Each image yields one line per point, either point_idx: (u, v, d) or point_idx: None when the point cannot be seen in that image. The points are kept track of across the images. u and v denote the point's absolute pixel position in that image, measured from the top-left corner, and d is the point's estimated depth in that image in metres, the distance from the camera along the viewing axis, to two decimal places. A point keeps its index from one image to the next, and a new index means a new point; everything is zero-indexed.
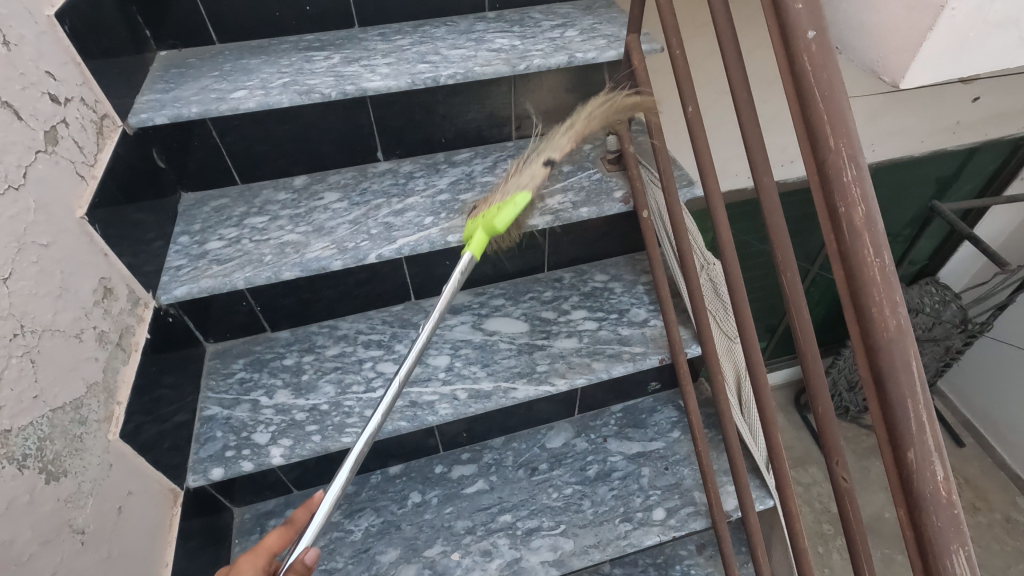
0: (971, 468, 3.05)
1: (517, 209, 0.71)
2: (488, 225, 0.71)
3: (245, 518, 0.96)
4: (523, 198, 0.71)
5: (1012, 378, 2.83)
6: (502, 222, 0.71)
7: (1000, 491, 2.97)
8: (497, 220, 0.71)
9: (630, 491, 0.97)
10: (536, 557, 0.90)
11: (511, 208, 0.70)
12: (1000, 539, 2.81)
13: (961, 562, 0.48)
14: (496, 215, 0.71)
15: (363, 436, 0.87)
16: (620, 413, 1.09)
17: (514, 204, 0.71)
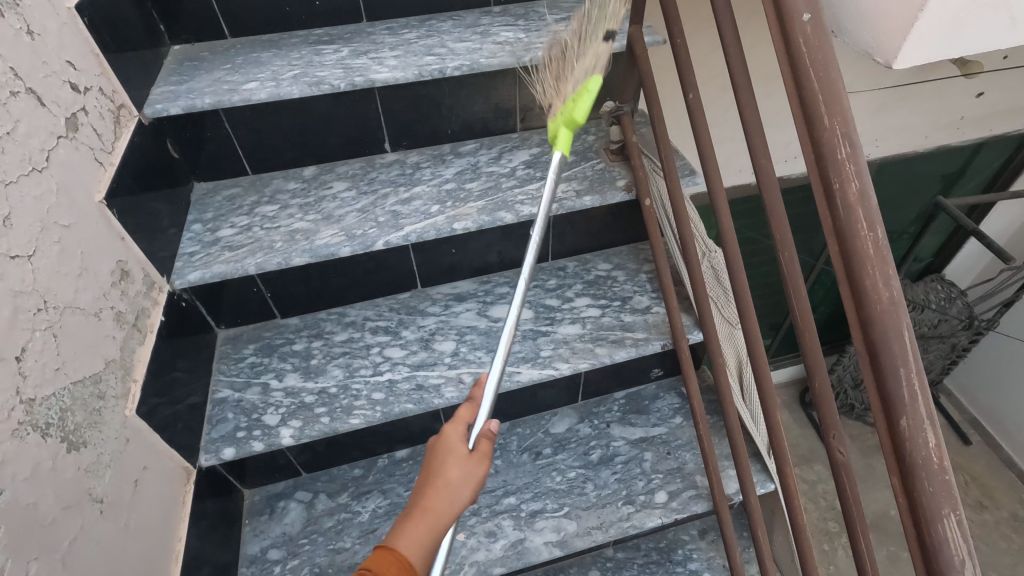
0: (978, 466, 3.05)
1: (592, 96, 0.73)
2: (569, 120, 0.76)
3: (256, 500, 0.98)
4: (595, 83, 0.73)
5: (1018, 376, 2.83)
6: (581, 114, 0.75)
7: (1008, 489, 2.96)
8: (577, 113, 0.74)
9: (633, 475, 0.99)
10: (540, 538, 0.92)
11: (586, 98, 0.73)
12: (1007, 538, 2.80)
13: (952, 528, 0.49)
14: (577, 105, 0.75)
15: (371, 417, 0.89)
16: (623, 399, 1.10)
17: (588, 92, 0.73)
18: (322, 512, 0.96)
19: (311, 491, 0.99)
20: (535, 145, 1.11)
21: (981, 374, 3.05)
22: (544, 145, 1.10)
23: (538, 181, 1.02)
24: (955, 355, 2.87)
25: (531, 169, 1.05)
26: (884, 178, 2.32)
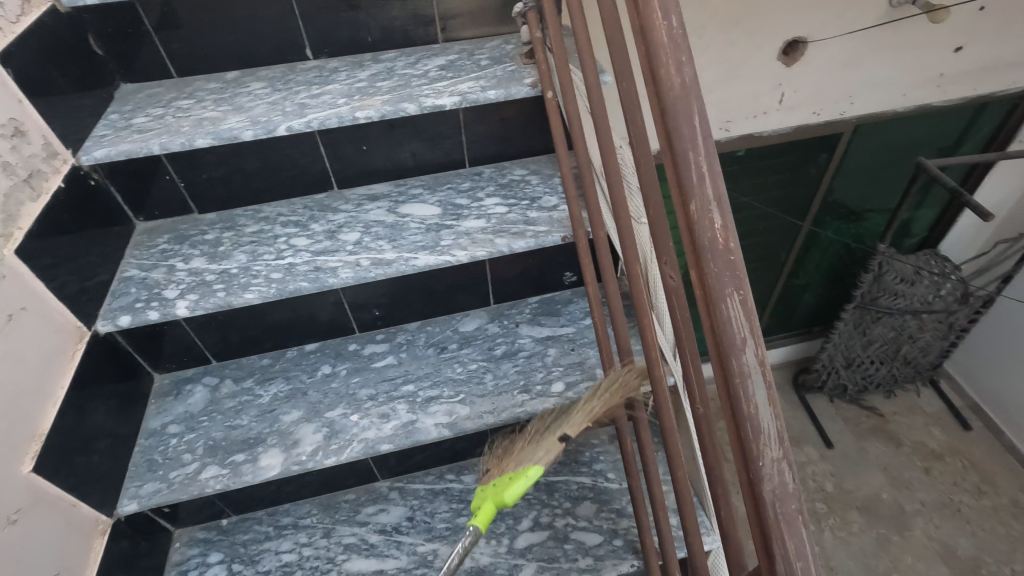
0: (978, 452, 2.84)
1: (524, 485, 0.71)
2: (498, 498, 0.71)
3: (166, 383, 1.02)
4: (535, 471, 0.72)
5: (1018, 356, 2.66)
6: (511, 496, 0.70)
7: (1008, 476, 2.74)
8: (507, 494, 0.70)
9: (533, 367, 0.99)
10: (431, 420, 0.92)
11: (520, 481, 0.71)
12: (1006, 524, 2.59)
13: (735, 307, 0.49)
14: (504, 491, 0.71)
15: (265, 293, 0.91)
16: (536, 303, 1.11)
17: (525, 478, 0.72)
18: (225, 394, 0.99)
19: (219, 376, 1.02)
20: (453, 52, 1.12)
21: (983, 354, 2.86)
22: (461, 53, 1.11)
23: (447, 80, 1.02)
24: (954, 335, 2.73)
25: (443, 71, 1.06)
26: (862, 139, 2.28)
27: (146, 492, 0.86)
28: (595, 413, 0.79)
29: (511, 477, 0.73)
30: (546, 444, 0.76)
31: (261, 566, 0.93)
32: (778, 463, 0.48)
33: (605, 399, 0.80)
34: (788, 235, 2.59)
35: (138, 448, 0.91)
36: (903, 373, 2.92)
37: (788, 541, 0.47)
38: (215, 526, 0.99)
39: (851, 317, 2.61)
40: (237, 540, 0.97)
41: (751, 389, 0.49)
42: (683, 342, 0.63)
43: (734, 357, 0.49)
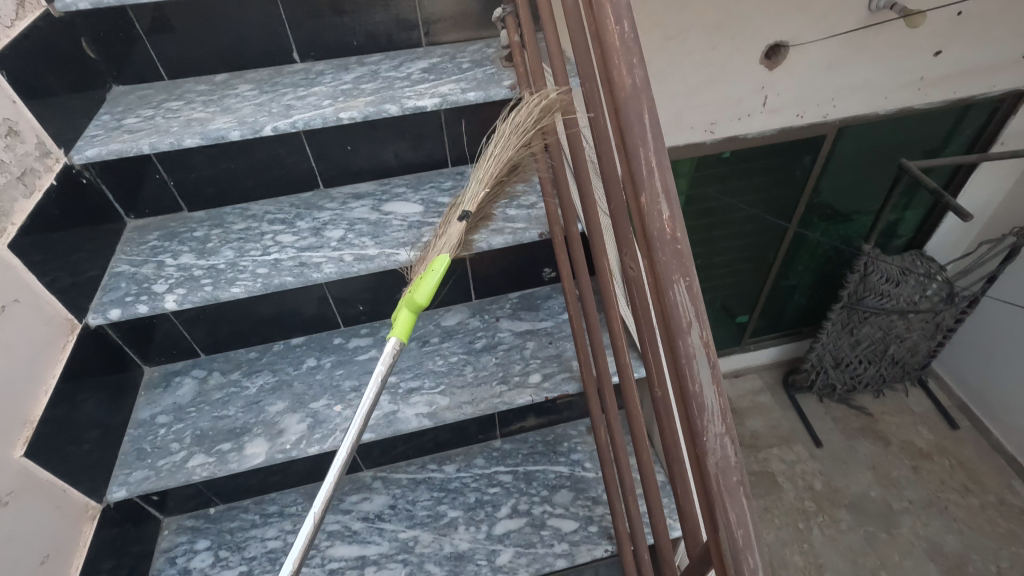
0: (966, 451, 2.87)
1: (432, 278, 0.70)
2: (411, 304, 0.71)
3: (155, 375, 1.05)
4: (440, 264, 0.70)
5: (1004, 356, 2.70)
6: (423, 294, 0.70)
7: (995, 474, 2.77)
8: (418, 296, 0.70)
9: (512, 359, 1.02)
10: (412, 410, 0.96)
11: (428, 277, 0.70)
12: (992, 522, 2.62)
13: (682, 293, 0.52)
14: (415, 290, 0.71)
15: (251, 287, 0.94)
16: (516, 298, 1.14)
17: (432, 272, 0.71)
18: (213, 386, 1.02)
19: (207, 369, 1.05)
20: (436, 55, 1.15)
21: (970, 354, 2.90)
22: (444, 56, 1.15)
23: (428, 83, 1.06)
24: (940, 335, 2.77)
25: (425, 74, 1.09)
26: (846, 142, 2.32)
27: (135, 479, 0.89)
28: (493, 174, 0.86)
29: (421, 277, 0.72)
30: (450, 231, 0.82)
31: (247, 551, 0.96)
32: (720, 437, 0.51)
33: (504, 145, 0.87)
34: (775, 235, 2.62)
35: (128, 437, 0.94)
36: (891, 373, 2.96)
37: (729, 511, 0.50)
38: (203, 514, 1.02)
39: (838, 317, 2.65)
40: (224, 527, 1.00)
41: (696, 368, 0.52)
42: (644, 328, 0.66)
43: (681, 338, 0.52)
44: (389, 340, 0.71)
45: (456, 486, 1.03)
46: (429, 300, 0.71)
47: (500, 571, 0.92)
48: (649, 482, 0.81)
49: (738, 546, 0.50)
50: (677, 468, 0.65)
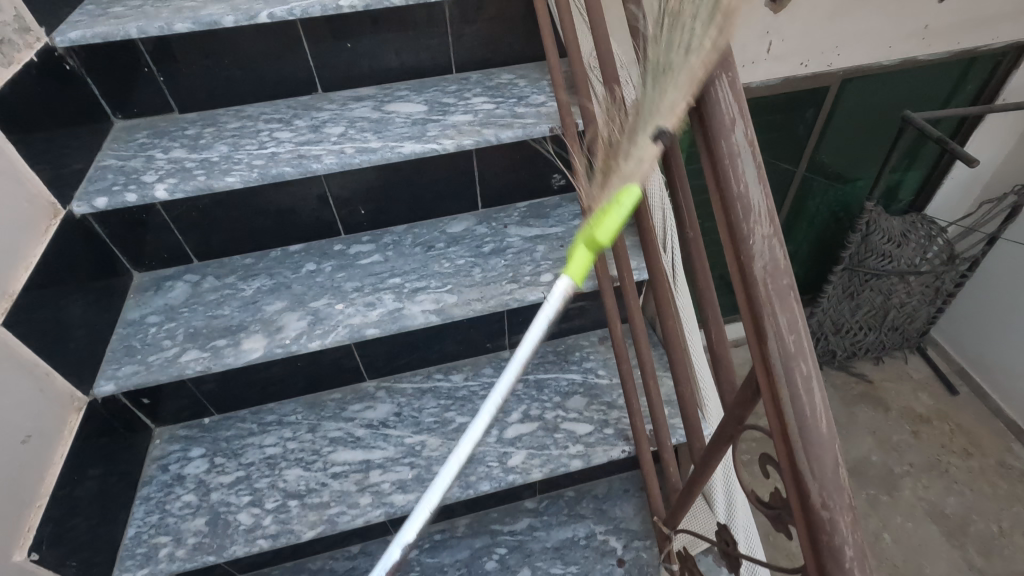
0: (964, 417, 2.78)
1: (623, 211, 0.48)
2: (590, 239, 0.49)
3: (145, 280, 0.99)
4: (632, 191, 0.47)
5: (1004, 321, 2.61)
6: (605, 233, 0.48)
7: (994, 439, 2.69)
8: (600, 232, 0.48)
9: (522, 262, 0.98)
10: (417, 307, 0.91)
11: (619, 206, 0.48)
12: (993, 484, 2.54)
13: (726, 84, 0.48)
14: (594, 223, 0.49)
15: (247, 177, 0.89)
16: (524, 207, 1.10)
17: (620, 203, 0.48)
18: (206, 288, 0.97)
19: (200, 274, 1.00)
20: None
21: (970, 320, 2.82)
22: None
23: None
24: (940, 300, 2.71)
25: None
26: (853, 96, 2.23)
27: (124, 373, 0.84)
28: None
29: (604, 208, 0.49)
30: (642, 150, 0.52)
31: (245, 458, 0.92)
32: (768, 239, 0.46)
33: None
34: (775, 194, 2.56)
35: (116, 336, 0.89)
36: (892, 340, 2.88)
37: (779, 318, 0.46)
38: (197, 424, 0.97)
39: (839, 279, 2.60)
40: (220, 436, 0.95)
41: (741, 167, 0.47)
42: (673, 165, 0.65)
43: (724, 136, 0.47)
44: (557, 281, 0.50)
45: (464, 395, 0.99)
46: (613, 241, 0.49)
47: (512, 471, 0.88)
48: (677, 355, 0.79)
49: (789, 355, 0.46)
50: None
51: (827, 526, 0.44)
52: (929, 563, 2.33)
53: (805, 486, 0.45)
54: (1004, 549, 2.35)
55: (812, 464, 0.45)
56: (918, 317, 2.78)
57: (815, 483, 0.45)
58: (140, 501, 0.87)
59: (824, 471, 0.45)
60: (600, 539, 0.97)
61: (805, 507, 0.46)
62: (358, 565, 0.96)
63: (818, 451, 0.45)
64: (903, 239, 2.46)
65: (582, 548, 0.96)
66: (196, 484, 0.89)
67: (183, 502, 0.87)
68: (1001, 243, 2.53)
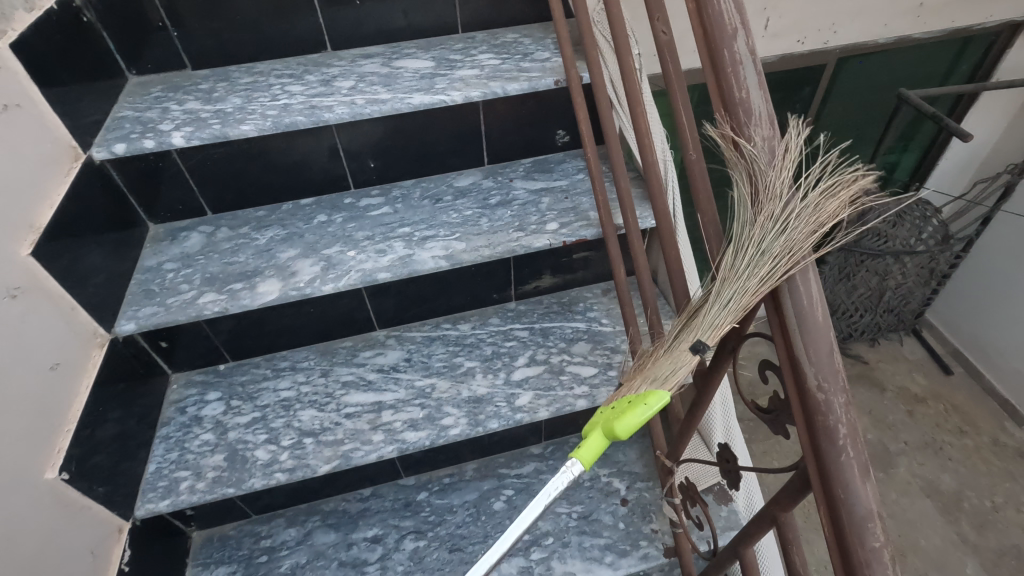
0: (959, 397, 2.80)
1: (645, 414, 0.57)
2: (609, 430, 0.58)
3: (161, 231, 1.02)
4: (662, 401, 0.57)
5: (997, 299, 2.64)
6: (623, 429, 0.57)
7: (989, 417, 2.71)
8: (620, 428, 0.57)
9: (528, 212, 1.01)
10: (428, 253, 0.94)
11: (641, 411, 0.57)
12: (987, 461, 2.56)
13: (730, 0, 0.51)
14: (620, 418, 0.58)
15: (261, 126, 0.91)
16: (529, 164, 1.13)
17: (644, 405, 0.58)
18: (221, 238, 0.99)
19: (214, 226, 1.02)
20: None
21: (964, 300, 2.83)
22: None
23: None
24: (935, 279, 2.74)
25: None
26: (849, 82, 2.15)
27: (144, 314, 0.87)
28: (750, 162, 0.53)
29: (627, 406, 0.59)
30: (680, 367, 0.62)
31: (260, 400, 0.94)
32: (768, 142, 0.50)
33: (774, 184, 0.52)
34: None
35: (135, 281, 0.92)
36: (887, 322, 2.90)
37: None
38: (212, 370, 1.00)
39: (837, 259, 2.60)
40: (235, 381, 0.98)
41: (743, 74, 0.50)
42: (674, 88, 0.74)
43: (726, 46, 0.51)
44: (570, 463, 0.58)
45: (472, 342, 1.02)
46: (629, 433, 0.58)
47: (520, 411, 0.91)
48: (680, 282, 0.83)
49: None
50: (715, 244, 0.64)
51: (822, 406, 0.47)
52: (923, 536, 2.36)
53: (801, 370, 0.48)
54: (997, 523, 2.38)
55: (808, 349, 0.48)
56: (914, 298, 2.80)
57: (811, 366, 0.48)
58: (160, 439, 0.89)
59: (819, 354, 0.48)
60: (604, 480, 1.00)
61: (801, 391, 0.49)
62: (369, 506, 0.99)
63: (814, 336, 0.48)
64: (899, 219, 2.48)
65: (587, 489, 0.99)
66: (213, 424, 0.91)
67: (202, 440, 0.89)
68: (998, 222, 2.56)
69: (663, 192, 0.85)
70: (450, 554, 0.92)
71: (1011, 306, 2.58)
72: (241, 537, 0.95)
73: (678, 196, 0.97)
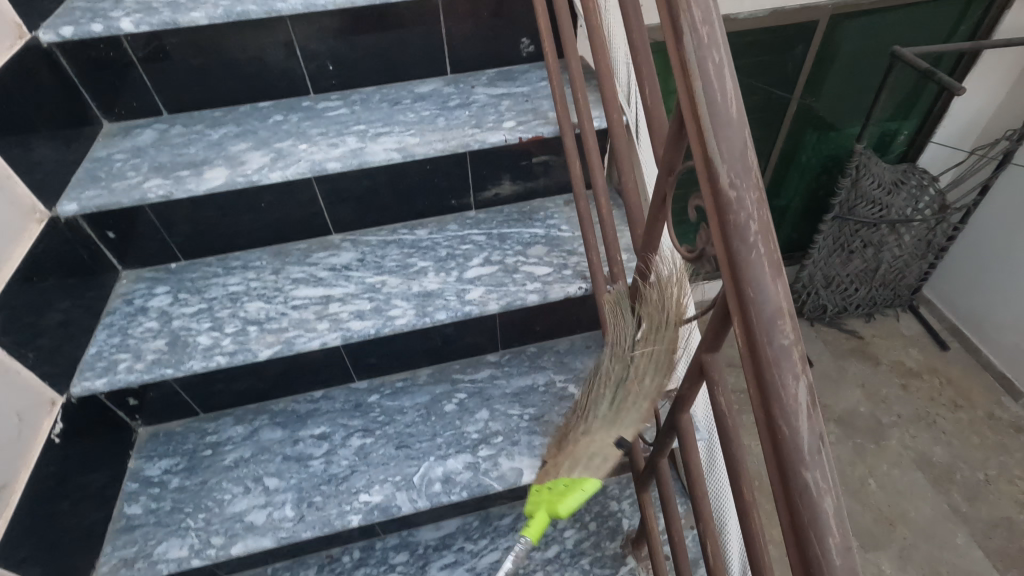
0: (953, 372, 2.73)
1: (584, 496, 0.70)
2: (552, 509, 0.70)
3: (115, 129, 1.00)
4: (594, 483, 0.70)
5: (998, 272, 2.55)
6: (566, 509, 0.69)
7: (982, 391, 2.65)
8: (561, 508, 0.69)
9: (486, 113, 0.98)
10: (380, 145, 0.91)
11: (580, 494, 0.69)
12: (982, 436, 2.49)
13: None
14: (563, 499, 0.70)
15: (212, 13, 0.89)
16: (493, 73, 1.10)
17: (581, 489, 0.70)
18: (174, 134, 0.98)
19: (168, 124, 1.01)
20: None
21: (963, 274, 2.74)
22: None
23: None
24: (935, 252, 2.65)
25: None
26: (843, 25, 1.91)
27: (88, 196, 0.85)
28: None
29: (567, 488, 0.71)
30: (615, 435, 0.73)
31: (208, 293, 0.93)
32: None
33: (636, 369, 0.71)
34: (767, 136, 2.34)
35: (83, 168, 0.90)
36: (880, 296, 2.83)
37: (692, 9, 0.46)
38: (164, 268, 0.99)
39: (829, 231, 2.51)
40: (185, 277, 0.96)
41: None
42: None
43: None
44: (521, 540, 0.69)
45: (428, 244, 1.00)
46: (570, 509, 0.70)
47: (469, 304, 0.89)
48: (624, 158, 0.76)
49: (702, 45, 0.46)
50: (649, 100, 0.61)
51: (733, 203, 0.45)
52: (912, 508, 2.31)
53: (713, 168, 0.46)
54: (988, 496, 2.32)
55: (719, 144, 0.45)
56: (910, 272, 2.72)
57: (722, 163, 0.45)
58: (104, 325, 0.88)
59: (731, 149, 0.45)
60: (559, 385, 0.98)
61: (713, 194, 0.46)
62: (319, 406, 0.98)
63: (725, 131, 0.45)
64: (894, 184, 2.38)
65: (541, 393, 0.97)
66: (158, 313, 0.90)
67: (145, 326, 0.88)
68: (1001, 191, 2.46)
69: (608, 76, 0.76)
70: (396, 450, 0.90)
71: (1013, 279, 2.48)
72: (186, 433, 0.95)
73: (634, 91, 0.92)
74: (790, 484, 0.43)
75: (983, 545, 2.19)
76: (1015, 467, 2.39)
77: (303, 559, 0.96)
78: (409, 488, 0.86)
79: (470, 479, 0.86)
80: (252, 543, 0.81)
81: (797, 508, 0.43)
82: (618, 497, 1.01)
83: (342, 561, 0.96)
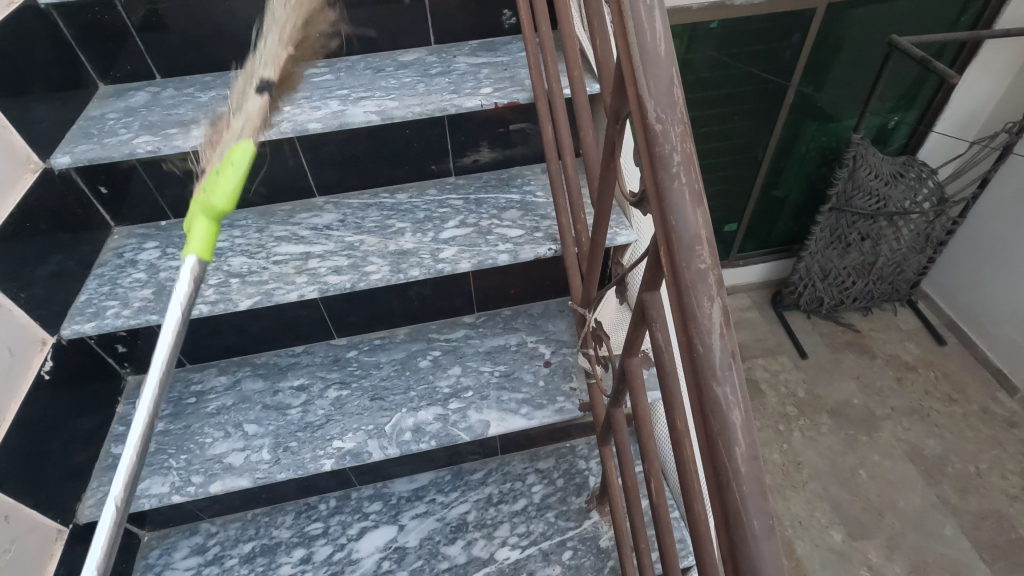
0: (950, 364, 2.43)
1: (238, 165, 0.55)
2: (208, 208, 0.54)
3: (110, 91, 1.05)
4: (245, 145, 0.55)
5: (1006, 267, 2.24)
6: (222, 194, 0.54)
7: (980, 386, 2.36)
8: (215, 198, 0.54)
9: (464, 81, 1.02)
10: (360, 109, 0.95)
11: (235, 157, 0.55)
12: (975, 427, 2.23)
13: None
14: (213, 189, 0.54)
15: None
16: (475, 44, 1.13)
17: (231, 163, 0.55)
18: (166, 96, 1.02)
19: (161, 87, 1.05)
20: None
21: (974, 266, 2.38)
22: None
23: None
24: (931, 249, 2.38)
25: None
26: (851, 14, 1.86)
27: (80, 150, 0.89)
28: None
29: (221, 173, 0.55)
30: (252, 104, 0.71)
31: None
32: None
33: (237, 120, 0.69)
34: (770, 117, 2.13)
35: (77, 126, 0.95)
36: (879, 290, 2.50)
37: None
38: (154, 226, 1.03)
39: (827, 221, 2.25)
40: (174, 234, 1.01)
41: None
42: None
43: None
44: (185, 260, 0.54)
45: (407, 207, 1.04)
46: (233, 205, 0.55)
47: (442, 261, 0.92)
48: (585, 120, 0.79)
49: None
50: (600, 53, 0.64)
51: (660, 137, 0.48)
52: (901, 498, 2.07)
53: (643, 104, 0.49)
54: (981, 488, 2.09)
55: (648, 84, 0.49)
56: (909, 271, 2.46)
57: (651, 100, 0.48)
58: (95, 276, 0.92)
59: (659, 88, 0.48)
60: (530, 345, 1.02)
61: (643, 130, 0.49)
62: (299, 360, 1.02)
63: (653, 71, 0.48)
64: (897, 173, 2.14)
65: (512, 352, 1.01)
66: (147, 266, 0.94)
67: (134, 277, 0.92)
68: (1005, 180, 2.18)
69: (572, 41, 0.77)
70: (370, 402, 0.94)
71: (996, 278, 2.29)
72: (173, 382, 1.00)
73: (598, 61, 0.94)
74: (703, 398, 0.47)
75: (973, 537, 1.97)
76: (1009, 461, 2.15)
77: (281, 505, 1.01)
78: (380, 436, 0.89)
79: (439, 429, 0.90)
80: (229, 482, 0.85)
81: (708, 421, 0.47)
82: (586, 457, 1.05)
83: (319, 508, 1.01)
